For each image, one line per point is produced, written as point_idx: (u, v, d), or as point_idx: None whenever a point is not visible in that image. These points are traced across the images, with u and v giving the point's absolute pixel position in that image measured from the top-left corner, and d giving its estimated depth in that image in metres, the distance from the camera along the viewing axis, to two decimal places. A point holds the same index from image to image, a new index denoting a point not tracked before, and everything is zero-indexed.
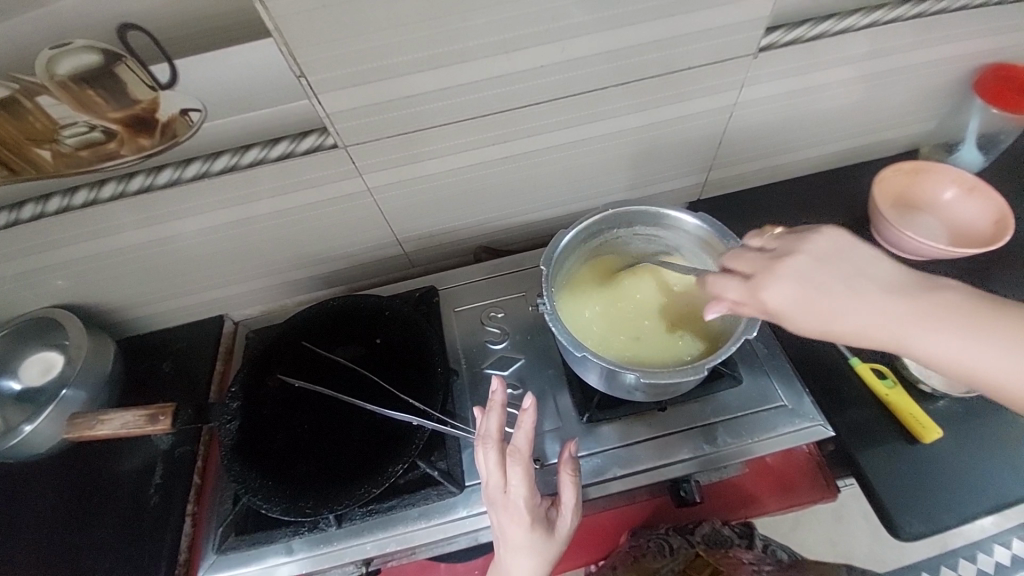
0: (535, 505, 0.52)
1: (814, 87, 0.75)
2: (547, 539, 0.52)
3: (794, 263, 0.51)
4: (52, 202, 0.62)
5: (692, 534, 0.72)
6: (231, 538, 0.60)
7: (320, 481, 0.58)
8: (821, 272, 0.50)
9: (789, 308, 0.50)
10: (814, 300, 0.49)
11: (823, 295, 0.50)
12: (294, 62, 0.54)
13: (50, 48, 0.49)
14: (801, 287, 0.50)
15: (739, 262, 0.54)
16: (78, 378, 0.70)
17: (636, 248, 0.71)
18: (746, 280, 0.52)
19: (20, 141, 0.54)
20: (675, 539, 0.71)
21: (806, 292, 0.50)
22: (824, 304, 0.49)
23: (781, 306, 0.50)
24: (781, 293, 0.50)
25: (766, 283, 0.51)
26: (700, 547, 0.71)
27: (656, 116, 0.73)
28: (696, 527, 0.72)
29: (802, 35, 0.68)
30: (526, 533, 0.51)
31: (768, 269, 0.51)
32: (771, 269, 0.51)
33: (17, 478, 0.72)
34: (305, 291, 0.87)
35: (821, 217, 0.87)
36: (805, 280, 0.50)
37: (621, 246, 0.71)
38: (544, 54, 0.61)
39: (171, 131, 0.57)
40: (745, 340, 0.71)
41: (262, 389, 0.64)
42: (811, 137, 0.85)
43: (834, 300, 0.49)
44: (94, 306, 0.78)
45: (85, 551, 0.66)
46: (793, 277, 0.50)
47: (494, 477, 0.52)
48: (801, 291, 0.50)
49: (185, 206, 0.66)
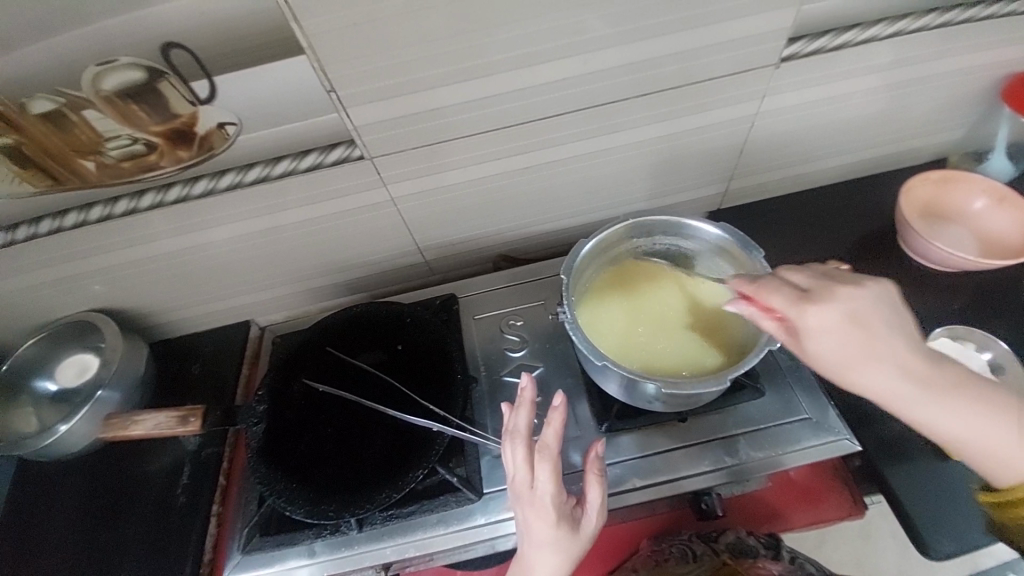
0: (561, 503, 0.52)
1: (837, 96, 0.75)
2: (570, 537, 0.52)
3: (858, 293, 0.51)
4: (94, 210, 0.65)
5: (716, 541, 0.70)
6: (255, 539, 0.61)
7: (343, 484, 0.58)
8: (866, 321, 0.50)
9: (819, 336, 0.50)
10: (852, 333, 0.49)
11: (862, 332, 0.49)
12: (325, 77, 0.56)
13: (96, 65, 0.51)
14: (851, 322, 0.49)
15: (798, 275, 0.53)
16: (113, 380, 0.73)
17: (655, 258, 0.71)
18: (807, 292, 0.51)
19: (67, 152, 0.57)
20: (699, 545, 0.69)
21: (849, 322, 0.49)
22: (859, 337, 0.49)
23: (817, 329, 0.50)
24: (834, 315, 0.50)
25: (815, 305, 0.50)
26: (725, 555, 0.68)
27: (674, 127, 0.74)
28: (718, 535, 0.70)
29: (825, 46, 0.68)
30: (550, 530, 0.51)
31: (833, 294, 0.51)
32: (832, 294, 0.51)
33: (52, 476, 0.75)
34: (328, 297, 0.89)
35: (845, 227, 0.86)
36: (854, 313, 0.50)
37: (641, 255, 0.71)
38: (566, 67, 0.62)
39: (208, 144, 0.59)
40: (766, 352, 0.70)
41: (288, 392, 0.66)
42: (834, 146, 0.84)
43: (867, 341, 0.49)
44: (128, 310, 0.82)
45: (115, 549, 0.68)
46: (842, 307, 0.50)
47: (522, 474, 0.52)
48: (849, 318, 0.50)
49: (217, 215, 0.68)
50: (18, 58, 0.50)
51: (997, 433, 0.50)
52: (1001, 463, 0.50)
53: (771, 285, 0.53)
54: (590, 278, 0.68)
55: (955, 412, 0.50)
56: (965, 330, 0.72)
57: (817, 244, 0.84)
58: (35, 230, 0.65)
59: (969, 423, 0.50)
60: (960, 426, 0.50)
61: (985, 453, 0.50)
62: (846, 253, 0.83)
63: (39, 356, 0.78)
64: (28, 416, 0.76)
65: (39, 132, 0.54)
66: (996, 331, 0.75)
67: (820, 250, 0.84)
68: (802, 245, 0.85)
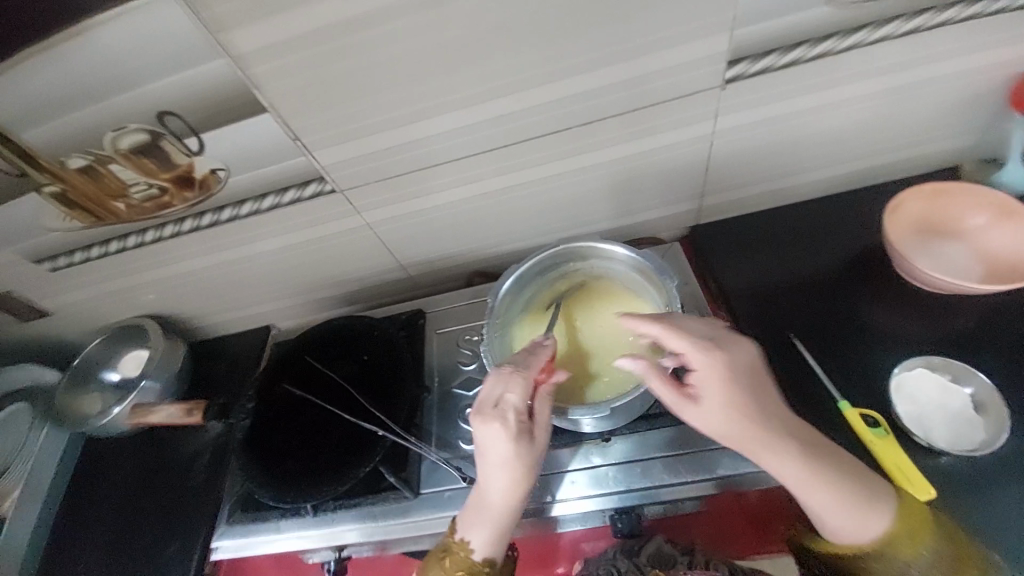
0: (525, 423, 0.57)
1: (804, 113, 0.71)
2: (524, 454, 0.57)
3: (744, 351, 0.58)
4: (131, 239, 0.80)
5: (639, 556, 0.66)
6: (234, 515, 0.71)
7: (303, 476, 0.68)
8: (749, 377, 0.57)
9: (714, 382, 0.56)
10: (739, 385, 0.56)
11: (748, 383, 0.56)
12: (289, 129, 0.65)
13: (112, 131, 0.64)
14: (737, 368, 0.56)
15: (697, 327, 0.60)
16: (154, 373, 0.90)
17: (595, 276, 0.71)
18: (709, 342, 0.58)
19: (103, 196, 0.71)
20: (623, 562, 0.66)
21: (738, 372, 0.56)
22: (744, 387, 0.56)
23: (712, 376, 0.56)
24: (728, 363, 0.56)
25: (711, 357, 0.56)
26: (649, 569, 0.64)
27: (627, 149, 0.76)
28: (640, 548, 0.67)
29: (772, 65, 0.65)
30: (509, 444, 0.56)
31: (730, 347, 0.58)
32: (726, 343, 0.58)
33: (112, 449, 0.93)
34: (329, 306, 1.01)
35: (827, 243, 0.82)
36: (746, 363, 0.57)
37: (579, 274, 0.71)
38: (504, 103, 0.67)
39: (207, 185, 0.71)
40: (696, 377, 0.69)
41: (273, 394, 0.76)
42: (812, 162, 0.80)
43: (747, 390, 0.56)
44: (171, 315, 0.99)
45: (150, 513, 0.85)
46: (733, 361, 0.57)
47: (496, 392, 0.57)
48: (740, 370, 0.57)
49: (225, 241, 0.82)
50: (51, 125, 0.63)
51: (852, 501, 0.53)
52: (855, 532, 0.54)
53: (681, 330, 0.58)
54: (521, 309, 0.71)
55: (817, 471, 0.54)
56: (942, 361, 0.68)
57: (790, 261, 0.82)
58: (89, 254, 0.81)
59: (835, 487, 0.53)
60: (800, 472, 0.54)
61: (824, 502, 0.54)
62: (821, 271, 0.80)
63: (102, 354, 0.95)
64: (94, 401, 0.93)
65: (81, 182, 0.69)
66: (982, 361, 0.68)
67: (792, 267, 0.81)
68: (774, 262, 0.83)
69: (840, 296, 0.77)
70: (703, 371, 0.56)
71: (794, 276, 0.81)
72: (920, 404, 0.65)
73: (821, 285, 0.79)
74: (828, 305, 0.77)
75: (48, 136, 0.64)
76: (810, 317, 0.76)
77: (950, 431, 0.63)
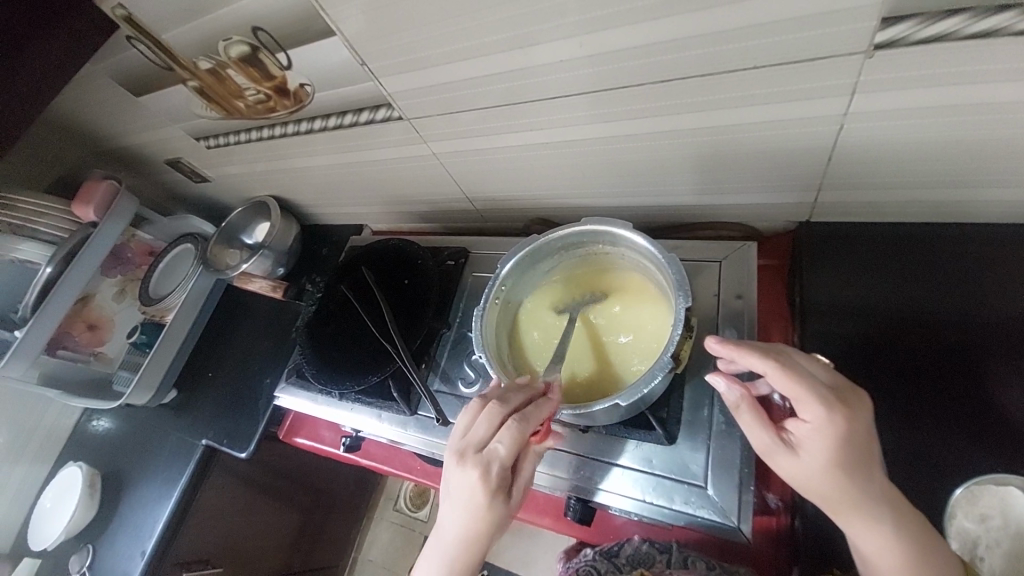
0: (505, 475, 0.53)
1: (997, 105, 0.48)
2: (499, 506, 0.52)
3: (865, 412, 0.47)
4: (253, 133, 0.94)
5: (618, 557, 0.72)
6: (293, 376, 0.90)
7: (332, 366, 0.81)
8: (862, 444, 0.46)
9: (818, 442, 0.47)
10: (849, 452, 0.46)
11: (857, 452, 0.46)
12: (355, 53, 0.67)
13: (222, 40, 0.72)
14: (854, 437, 0.46)
15: (813, 366, 0.50)
16: (269, 245, 1.10)
17: (621, 267, 0.67)
18: (830, 394, 0.46)
19: (226, 95, 0.83)
20: (603, 563, 0.73)
21: (851, 438, 0.46)
22: (851, 454, 0.46)
23: (817, 435, 0.46)
24: (842, 425, 0.46)
25: (828, 415, 0.46)
26: (626, 571, 0.70)
27: (716, 120, 0.61)
28: (620, 549, 0.73)
29: (955, 30, 0.43)
30: (484, 499, 0.51)
31: (851, 405, 0.47)
32: (848, 399, 0.47)
33: (245, 295, 1.22)
34: (408, 218, 1.10)
35: (963, 285, 0.64)
36: (865, 430, 0.46)
37: (606, 261, 0.68)
38: (562, 47, 0.57)
39: (298, 97, 0.79)
40: (706, 404, 0.63)
41: (332, 291, 0.89)
42: (998, 173, 0.56)
43: (853, 460, 0.46)
44: (290, 200, 1.18)
45: (258, 350, 1.13)
46: (849, 422, 0.46)
47: (482, 433, 0.52)
48: (856, 435, 0.46)
49: (319, 146, 0.92)
50: (179, 31, 0.73)
51: None
52: None
53: (798, 374, 0.47)
54: (537, 281, 0.71)
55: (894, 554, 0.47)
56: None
57: (900, 297, 0.66)
58: (227, 140, 0.98)
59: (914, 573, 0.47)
60: (888, 550, 0.47)
61: None
62: (937, 322, 0.63)
63: (242, 221, 1.19)
64: (233, 255, 1.18)
65: (210, 82, 0.81)
66: None
67: (900, 305, 0.66)
68: (872, 295, 0.68)
69: (965, 360, 0.61)
70: (810, 426, 0.47)
71: (889, 319, 0.66)
72: (987, 525, 0.54)
73: (940, 338, 0.63)
74: (941, 366, 0.62)
75: (178, 40, 0.75)
76: (883, 375, 0.64)
77: (1009, 567, 0.52)
